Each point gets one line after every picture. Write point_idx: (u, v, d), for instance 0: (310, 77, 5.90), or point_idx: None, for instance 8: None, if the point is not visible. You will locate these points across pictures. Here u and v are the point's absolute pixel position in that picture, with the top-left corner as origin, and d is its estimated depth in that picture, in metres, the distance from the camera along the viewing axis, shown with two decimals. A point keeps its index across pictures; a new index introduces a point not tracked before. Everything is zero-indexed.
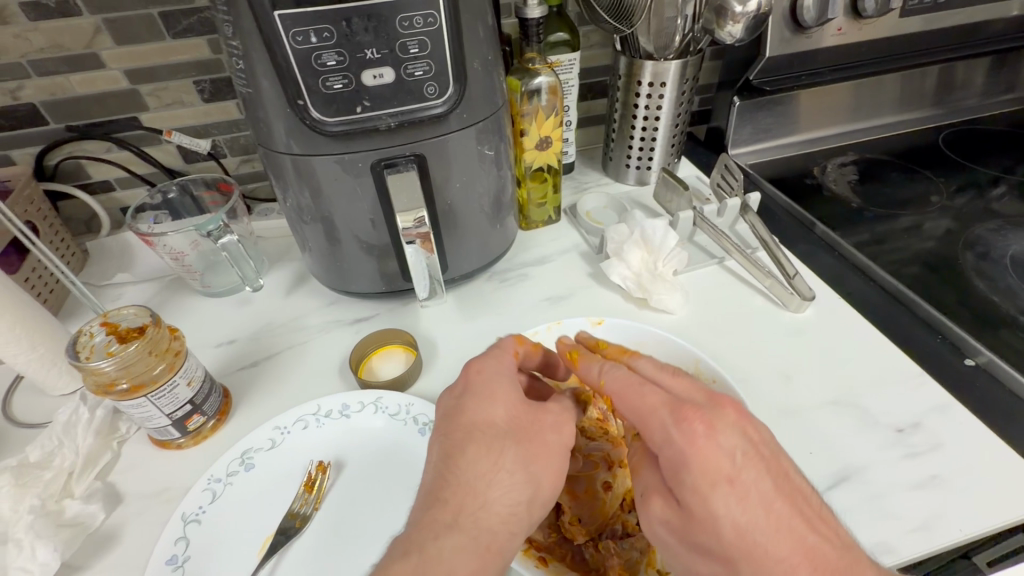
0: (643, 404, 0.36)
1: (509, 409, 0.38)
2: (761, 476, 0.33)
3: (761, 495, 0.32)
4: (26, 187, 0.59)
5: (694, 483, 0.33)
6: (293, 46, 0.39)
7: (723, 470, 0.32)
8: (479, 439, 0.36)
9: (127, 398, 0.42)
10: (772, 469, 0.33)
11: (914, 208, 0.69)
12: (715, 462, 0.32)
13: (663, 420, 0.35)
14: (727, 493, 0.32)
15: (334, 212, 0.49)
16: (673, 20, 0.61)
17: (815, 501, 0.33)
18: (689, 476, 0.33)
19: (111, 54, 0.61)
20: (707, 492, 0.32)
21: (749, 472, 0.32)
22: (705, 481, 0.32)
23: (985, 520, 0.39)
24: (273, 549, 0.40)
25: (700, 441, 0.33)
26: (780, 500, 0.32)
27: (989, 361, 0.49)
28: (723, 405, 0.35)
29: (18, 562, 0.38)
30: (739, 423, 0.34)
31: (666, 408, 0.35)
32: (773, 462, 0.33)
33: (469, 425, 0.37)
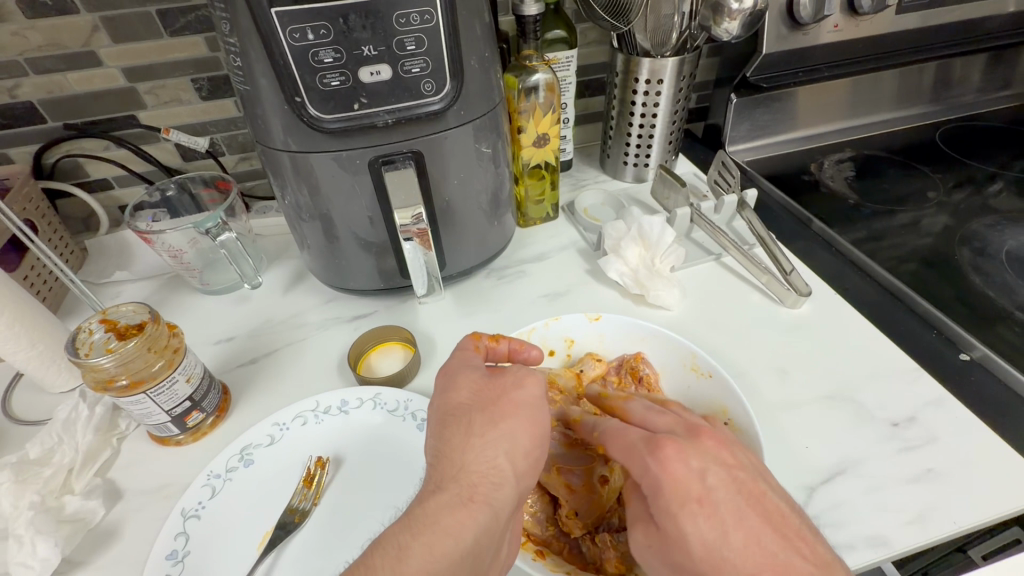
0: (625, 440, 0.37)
1: (477, 386, 0.39)
2: (734, 495, 0.33)
3: (732, 514, 0.32)
4: (24, 184, 0.59)
5: (666, 504, 0.33)
6: (291, 43, 0.39)
7: (692, 491, 0.33)
8: (452, 416, 0.37)
9: (127, 394, 0.42)
10: (746, 492, 0.33)
11: (911, 204, 0.70)
12: (685, 484, 0.33)
13: (641, 451, 0.36)
14: (695, 513, 0.32)
15: (332, 208, 0.49)
16: (670, 17, 0.62)
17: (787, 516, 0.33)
18: (663, 500, 0.33)
19: (109, 52, 0.61)
20: (678, 511, 0.33)
21: (719, 492, 0.33)
22: (677, 503, 0.33)
23: (978, 513, 0.40)
24: (272, 543, 0.40)
25: (672, 465, 0.34)
26: (751, 515, 0.32)
27: (984, 356, 0.49)
28: (701, 435, 0.36)
29: (19, 558, 0.39)
30: (716, 451, 0.35)
31: (642, 438, 0.36)
32: (745, 483, 0.34)
33: (446, 406, 0.38)
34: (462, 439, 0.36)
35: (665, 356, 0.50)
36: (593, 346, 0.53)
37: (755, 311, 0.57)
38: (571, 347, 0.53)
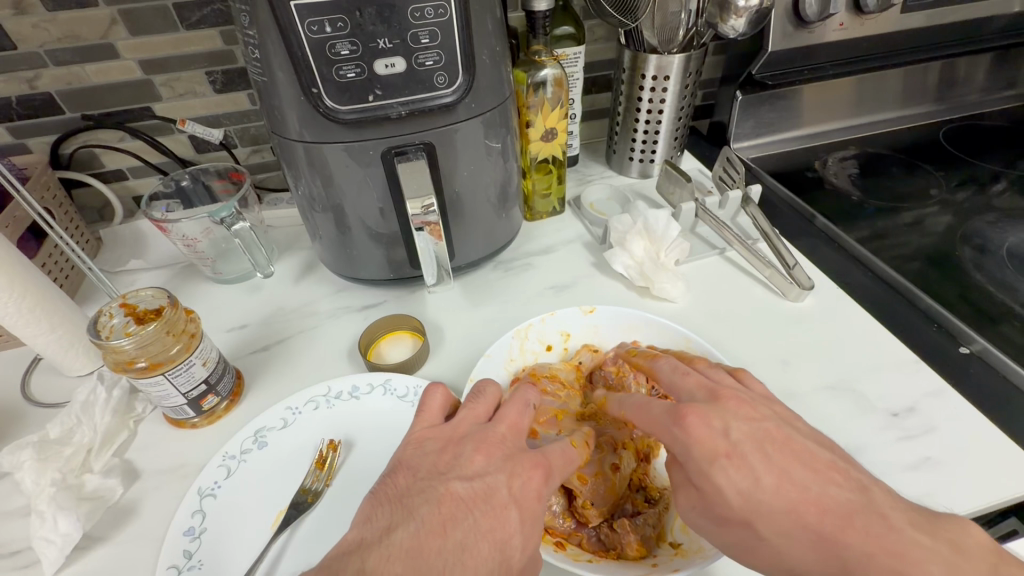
0: (649, 410, 0.38)
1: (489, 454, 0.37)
2: (759, 446, 0.34)
3: (761, 459, 0.34)
4: (42, 173, 0.61)
5: (697, 461, 0.34)
6: (309, 35, 0.40)
7: (720, 446, 0.34)
8: (484, 484, 0.35)
9: (146, 375, 0.43)
10: (773, 437, 0.35)
11: (913, 202, 0.71)
12: (711, 440, 0.34)
13: (665, 421, 0.36)
14: (727, 466, 0.33)
15: (344, 200, 0.50)
16: (676, 14, 0.63)
17: (827, 457, 0.34)
18: (691, 455, 0.34)
19: (126, 44, 0.62)
20: (708, 467, 0.34)
21: (746, 445, 0.34)
22: (707, 458, 0.34)
23: (977, 500, 0.41)
24: (286, 522, 0.42)
25: (699, 433, 0.35)
26: (774, 454, 0.34)
27: (983, 349, 0.50)
28: (722, 399, 0.37)
29: (42, 532, 0.40)
30: (738, 408, 0.36)
31: (666, 410, 0.37)
32: (774, 430, 0.35)
33: (474, 477, 0.35)
34: (490, 528, 0.33)
35: (660, 342, 0.51)
36: (589, 338, 0.54)
37: (758, 304, 0.58)
38: (567, 340, 0.54)
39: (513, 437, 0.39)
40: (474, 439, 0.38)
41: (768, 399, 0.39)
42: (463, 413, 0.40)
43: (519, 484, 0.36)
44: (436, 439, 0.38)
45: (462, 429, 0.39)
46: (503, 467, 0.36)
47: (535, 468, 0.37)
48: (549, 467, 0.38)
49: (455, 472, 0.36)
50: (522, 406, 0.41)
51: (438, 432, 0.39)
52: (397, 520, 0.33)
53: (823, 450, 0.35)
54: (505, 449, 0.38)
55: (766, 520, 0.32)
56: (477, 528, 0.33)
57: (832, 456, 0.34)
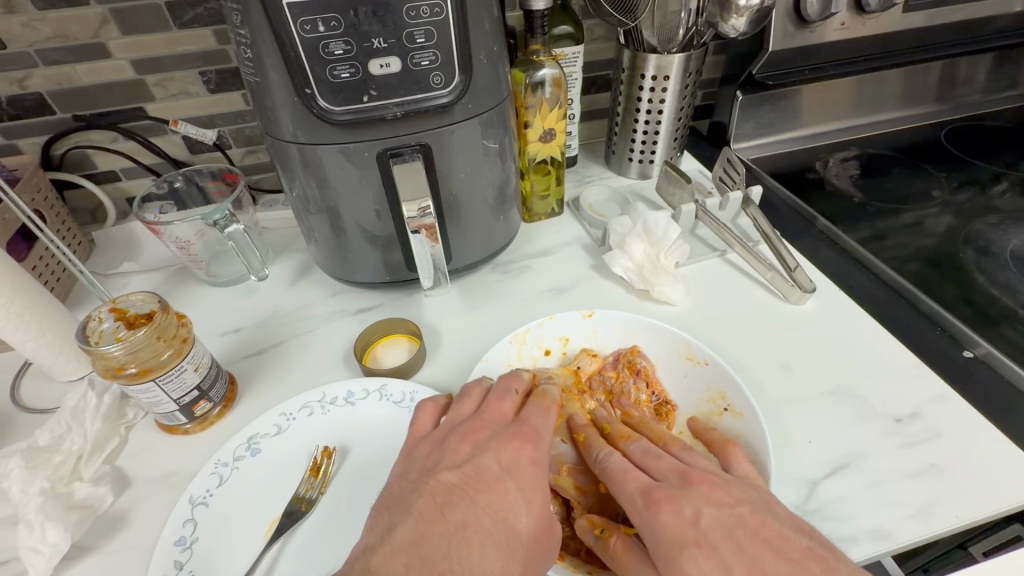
0: (626, 488, 0.37)
1: (475, 445, 0.37)
2: (729, 534, 0.33)
3: (730, 547, 0.32)
4: (33, 175, 0.60)
5: (665, 549, 0.34)
6: (301, 34, 0.39)
7: (688, 535, 0.33)
8: (473, 465, 0.36)
9: (136, 381, 0.42)
10: (746, 525, 0.33)
11: (915, 203, 0.70)
12: (680, 529, 0.34)
13: (637, 504, 0.36)
14: (696, 556, 0.33)
15: (340, 202, 0.50)
16: (677, 14, 0.62)
17: (804, 543, 0.32)
18: (661, 546, 0.34)
19: (118, 44, 0.61)
20: (677, 554, 0.33)
21: (717, 534, 0.33)
22: (675, 548, 0.33)
23: (982, 508, 0.40)
24: (279, 531, 0.41)
25: (666, 517, 0.34)
26: (761, 554, 0.32)
27: (988, 353, 0.49)
28: (694, 484, 0.36)
29: (29, 543, 0.39)
30: (712, 493, 0.35)
31: (641, 490, 0.37)
32: (746, 515, 0.34)
33: (462, 463, 0.36)
34: (488, 505, 0.34)
35: (659, 347, 0.51)
36: (589, 342, 0.53)
37: (759, 307, 0.57)
38: (566, 345, 0.53)
39: (495, 420, 0.40)
40: (459, 433, 0.39)
41: (749, 483, 0.37)
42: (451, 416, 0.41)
43: (508, 456, 0.37)
44: (425, 444, 0.39)
45: (449, 426, 0.40)
46: (489, 446, 0.37)
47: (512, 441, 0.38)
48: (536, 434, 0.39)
49: (444, 465, 0.36)
50: (503, 393, 0.42)
51: (426, 439, 0.39)
52: (395, 520, 0.32)
53: (804, 538, 0.33)
54: (488, 431, 0.39)
55: None
56: (474, 507, 0.34)
57: (809, 543, 0.32)
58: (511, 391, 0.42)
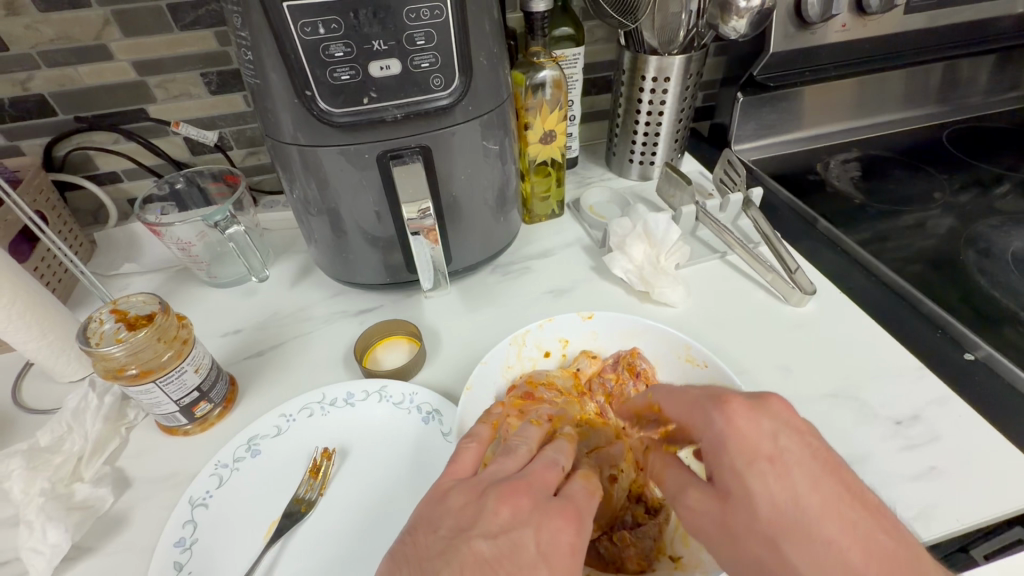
0: (691, 400, 0.37)
1: (513, 512, 0.32)
2: (807, 460, 0.32)
3: (807, 471, 0.32)
4: (35, 176, 0.60)
5: (733, 461, 0.33)
6: (302, 37, 0.40)
7: (764, 449, 0.32)
8: (516, 536, 0.30)
9: (137, 382, 0.42)
10: (822, 460, 0.32)
11: (917, 205, 0.70)
12: (756, 441, 0.33)
13: (707, 407, 0.35)
14: (766, 471, 0.32)
15: (340, 203, 0.50)
16: (677, 16, 0.62)
17: (873, 499, 0.32)
18: (730, 456, 0.33)
19: (120, 45, 0.61)
20: (745, 470, 0.32)
21: (795, 455, 0.32)
22: (744, 461, 0.32)
23: (983, 511, 0.40)
24: (279, 532, 0.41)
25: (741, 424, 0.33)
26: (830, 484, 0.31)
27: (988, 355, 0.49)
28: (769, 396, 0.34)
29: (30, 543, 0.39)
30: (787, 414, 0.34)
31: (712, 396, 0.36)
32: (821, 449, 0.33)
33: (499, 534, 0.31)
34: None
35: (659, 349, 0.51)
36: (589, 344, 0.53)
37: (760, 309, 0.57)
38: (566, 347, 0.53)
39: (538, 484, 0.34)
40: (499, 490, 0.33)
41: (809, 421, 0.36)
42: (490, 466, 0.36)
43: (548, 537, 0.31)
44: (461, 492, 0.34)
45: (488, 478, 0.34)
46: (530, 520, 0.31)
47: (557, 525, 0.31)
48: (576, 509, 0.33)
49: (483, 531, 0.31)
50: (549, 461, 0.36)
51: (460, 488, 0.34)
52: None
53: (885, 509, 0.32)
54: (531, 496, 0.33)
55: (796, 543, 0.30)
56: None
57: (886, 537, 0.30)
58: (559, 460, 0.36)
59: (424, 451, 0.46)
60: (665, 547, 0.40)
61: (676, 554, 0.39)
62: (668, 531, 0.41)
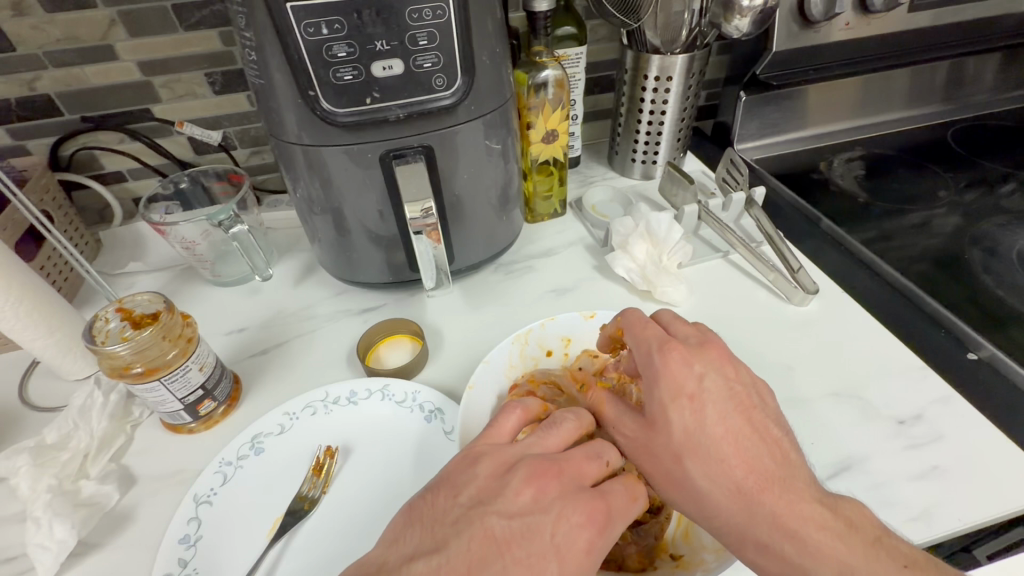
0: (643, 335, 0.40)
1: (536, 493, 0.33)
2: (723, 401, 0.36)
3: (716, 409, 0.36)
4: (41, 176, 0.60)
5: (660, 394, 0.36)
6: (305, 37, 0.40)
7: (686, 388, 0.36)
8: (538, 517, 0.31)
9: (142, 380, 0.43)
10: (739, 401, 0.36)
11: (921, 204, 0.69)
12: (682, 379, 0.36)
13: (649, 347, 0.39)
14: (684, 406, 0.36)
15: (344, 203, 0.50)
16: (680, 14, 0.62)
17: (777, 435, 0.36)
18: (659, 389, 0.36)
19: (125, 46, 0.62)
20: (669, 402, 0.36)
21: (712, 394, 0.36)
22: (669, 395, 0.36)
23: (986, 510, 0.40)
24: (282, 529, 0.41)
25: (672, 363, 0.37)
26: (739, 418, 0.35)
27: (992, 355, 0.49)
28: (709, 348, 0.38)
29: (38, 539, 0.40)
30: (720, 363, 0.38)
31: (658, 338, 0.39)
32: (739, 394, 0.37)
33: (517, 514, 0.31)
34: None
35: None
36: (591, 343, 0.53)
37: (763, 308, 0.57)
38: (568, 346, 0.53)
39: (572, 474, 0.34)
40: (528, 468, 0.34)
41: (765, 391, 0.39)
42: (534, 439, 0.37)
43: (564, 529, 0.31)
44: (490, 459, 0.35)
45: (522, 453, 0.35)
46: (552, 507, 0.32)
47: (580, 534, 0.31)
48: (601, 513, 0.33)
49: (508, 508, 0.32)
50: (591, 453, 0.36)
51: (493, 454, 0.35)
52: (423, 551, 0.30)
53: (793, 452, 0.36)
54: (561, 483, 0.34)
55: (695, 459, 0.35)
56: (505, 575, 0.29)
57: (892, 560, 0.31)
58: (603, 458, 0.36)
59: (427, 449, 0.46)
60: (666, 546, 0.40)
61: (677, 553, 0.39)
62: (669, 530, 0.41)
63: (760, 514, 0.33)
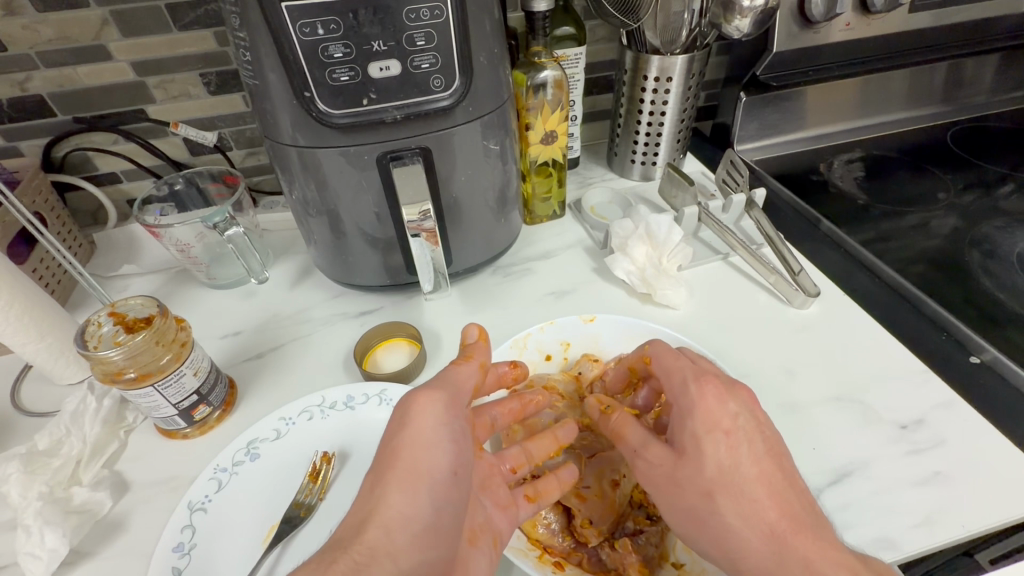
0: (676, 366, 0.40)
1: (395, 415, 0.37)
2: (756, 441, 0.36)
3: (752, 450, 0.35)
4: (33, 178, 0.60)
5: (693, 427, 0.36)
6: (301, 37, 0.39)
7: (722, 423, 0.36)
8: (398, 413, 0.36)
9: (135, 386, 0.42)
10: (774, 447, 0.36)
11: (920, 205, 0.69)
12: (717, 415, 0.36)
13: (683, 379, 0.39)
14: (718, 441, 0.36)
15: (340, 205, 0.49)
16: (679, 15, 0.61)
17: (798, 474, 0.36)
18: (692, 422, 0.37)
19: (119, 46, 0.61)
20: (702, 436, 0.36)
21: (747, 432, 0.36)
22: (704, 430, 0.36)
23: (989, 517, 0.39)
24: (278, 537, 0.41)
25: (709, 399, 0.37)
26: (765, 453, 0.35)
27: (994, 358, 0.49)
28: (742, 386, 0.38)
29: (28, 547, 0.39)
30: (753, 404, 0.38)
31: (690, 372, 0.39)
32: (773, 440, 0.36)
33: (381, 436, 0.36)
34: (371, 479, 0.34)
35: None
36: (591, 347, 0.53)
37: (763, 311, 0.57)
38: (567, 350, 0.52)
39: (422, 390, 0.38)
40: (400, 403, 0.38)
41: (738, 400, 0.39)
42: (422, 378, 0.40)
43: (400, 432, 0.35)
44: None
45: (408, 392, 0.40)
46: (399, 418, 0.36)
47: (430, 398, 0.36)
48: (448, 388, 0.37)
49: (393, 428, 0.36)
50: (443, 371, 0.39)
51: None
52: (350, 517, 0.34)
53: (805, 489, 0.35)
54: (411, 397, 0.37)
55: (727, 496, 0.34)
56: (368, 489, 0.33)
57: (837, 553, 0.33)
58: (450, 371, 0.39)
59: None
60: (667, 553, 0.40)
61: (679, 561, 0.39)
62: (670, 537, 0.41)
63: (791, 556, 0.32)
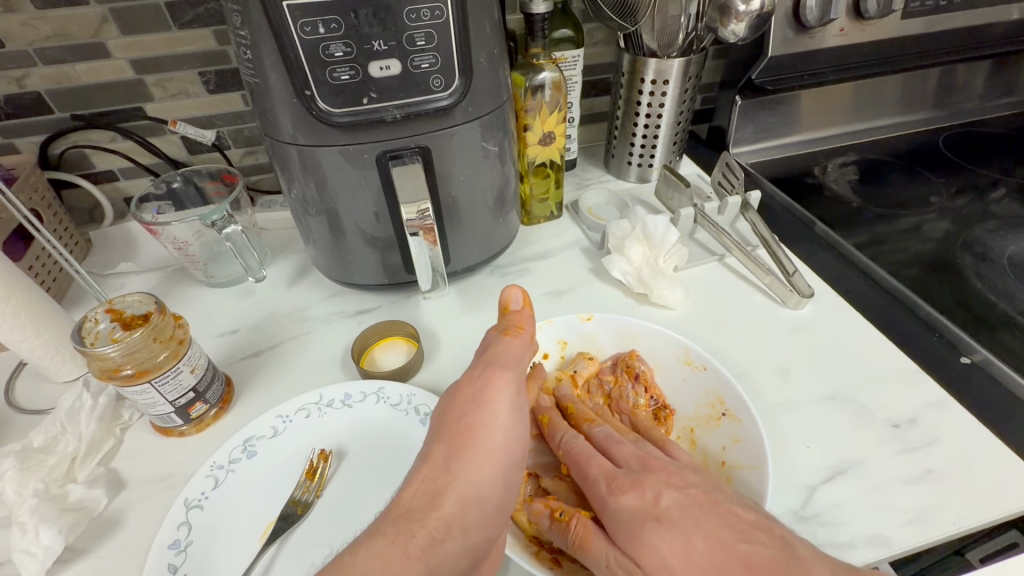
0: (587, 472, 0.41)
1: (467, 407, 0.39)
2: (692, 513, 0.37)
3: (688, 520, 0.36)
4: (30, 175, 0.59)
5: (630, 524, 0.37)
6: (302, 36, 0.39)
7: (650, 510, 0.37)
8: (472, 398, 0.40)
9: (132, 383, 0.42)
10: (701, 503, 0.37)
11: (914, 209, 0.70)
12: (640, 508, 0.38)
13: (600, 490, 0.40)
14: (655, 528, 0.37)
15: (339, 203, 0.49)
16: (677, 18, 0.62)
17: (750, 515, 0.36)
18: (624, 523, 0.37)
19: (117, 43, 0.61)
20: (640, 529, 0.37)
21: (675, 510, 0.37)
22: (637, 524, 0.37)
23: (980, 515, 0.40)
24: (275, 535, 0.41)
25: (624, 498, 0.39)
26: (707, 521, 0.36)
27: (986, 359, 0.49)
28: (652, 470, 0.40)
29: (22, 545, 0.39)
30: (667, 477, 0.39)
31: (603, 474, 0.41)
32: (699, 493, 0.38)
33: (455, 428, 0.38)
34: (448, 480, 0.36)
35: (657, 351, 0.51)
36: (587, 346, 0.53)
37: (759, 312, 0.57)
38: (564, 348, 0.53)
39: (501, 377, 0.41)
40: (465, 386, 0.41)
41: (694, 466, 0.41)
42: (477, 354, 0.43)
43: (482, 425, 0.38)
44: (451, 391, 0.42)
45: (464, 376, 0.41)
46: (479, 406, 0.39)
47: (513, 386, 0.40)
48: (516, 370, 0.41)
49: (465, 410, 0.39)
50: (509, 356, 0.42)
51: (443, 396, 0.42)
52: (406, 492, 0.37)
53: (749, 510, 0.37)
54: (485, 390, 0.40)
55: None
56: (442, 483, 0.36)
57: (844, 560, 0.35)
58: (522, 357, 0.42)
59: None
60: None
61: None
62: None
63: None
